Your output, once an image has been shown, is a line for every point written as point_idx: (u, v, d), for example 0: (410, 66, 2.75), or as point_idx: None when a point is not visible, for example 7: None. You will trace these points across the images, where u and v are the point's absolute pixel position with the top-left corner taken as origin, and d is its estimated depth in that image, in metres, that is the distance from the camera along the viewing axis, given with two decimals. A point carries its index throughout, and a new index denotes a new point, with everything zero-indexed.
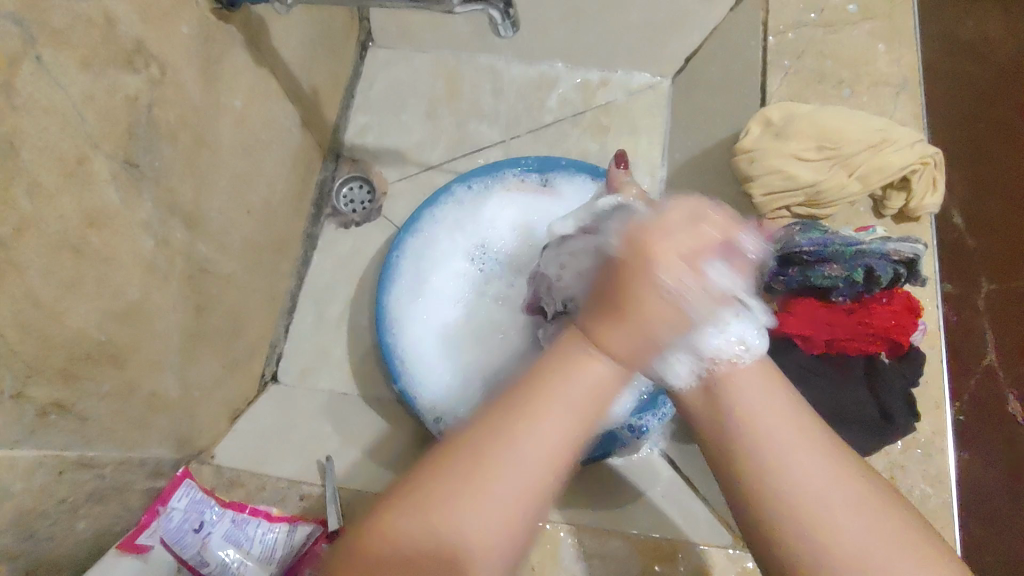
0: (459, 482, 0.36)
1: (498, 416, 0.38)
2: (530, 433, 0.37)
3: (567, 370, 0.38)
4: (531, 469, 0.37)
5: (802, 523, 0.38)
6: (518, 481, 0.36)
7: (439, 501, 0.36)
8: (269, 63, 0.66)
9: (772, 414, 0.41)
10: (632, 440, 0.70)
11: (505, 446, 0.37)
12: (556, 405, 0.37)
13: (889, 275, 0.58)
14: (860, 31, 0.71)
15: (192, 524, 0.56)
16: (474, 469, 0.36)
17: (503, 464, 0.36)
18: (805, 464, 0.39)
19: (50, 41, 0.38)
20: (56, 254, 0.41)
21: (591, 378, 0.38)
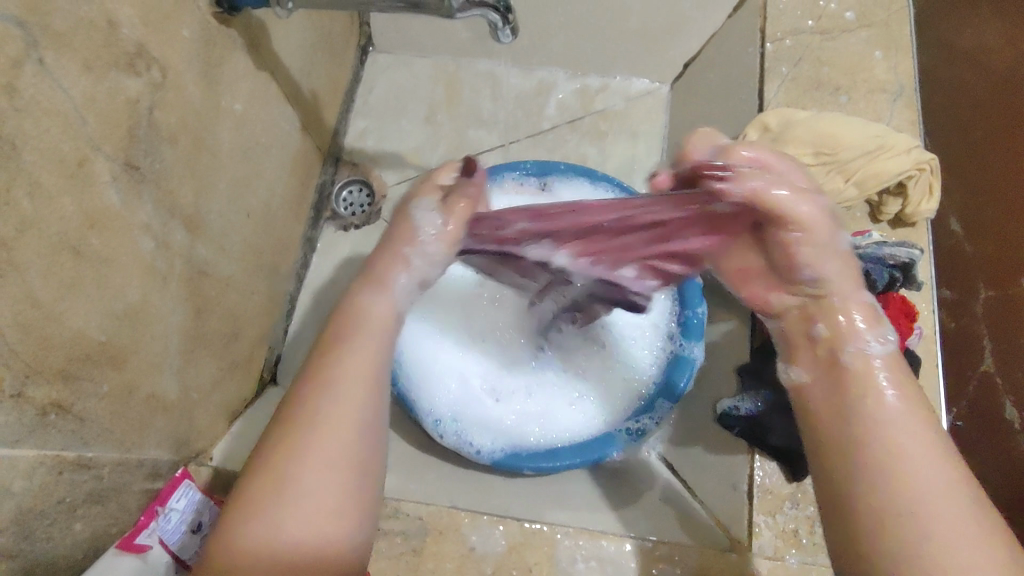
0: (277, 479, 0.42)
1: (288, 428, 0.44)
2: (329, 414, 0.44)
3: (349, 334, 0.47)
4: (333, 437, 0.43)
5: (910, 515, 0.40)
6: (331, 455, 0.43)
7: (265, 510, 0.41)
8: (269, 67, 0.67)
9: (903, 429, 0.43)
10: (628, 443, 0.69)
11: (312, 425, 0.43)
12: (361, 345, 0.47)
13: (885, 279, 0.58)
14: (857, 38, 0.72)
15: (190, 525, 0.57)
16: (286, 465, 0.42)
17: (320, 433, 0.43)
18: (923, 465, 0.41)
19: (51, 44, 0.39)
20: (57, 254, 0.41)
21: (378, 326, 0.48)
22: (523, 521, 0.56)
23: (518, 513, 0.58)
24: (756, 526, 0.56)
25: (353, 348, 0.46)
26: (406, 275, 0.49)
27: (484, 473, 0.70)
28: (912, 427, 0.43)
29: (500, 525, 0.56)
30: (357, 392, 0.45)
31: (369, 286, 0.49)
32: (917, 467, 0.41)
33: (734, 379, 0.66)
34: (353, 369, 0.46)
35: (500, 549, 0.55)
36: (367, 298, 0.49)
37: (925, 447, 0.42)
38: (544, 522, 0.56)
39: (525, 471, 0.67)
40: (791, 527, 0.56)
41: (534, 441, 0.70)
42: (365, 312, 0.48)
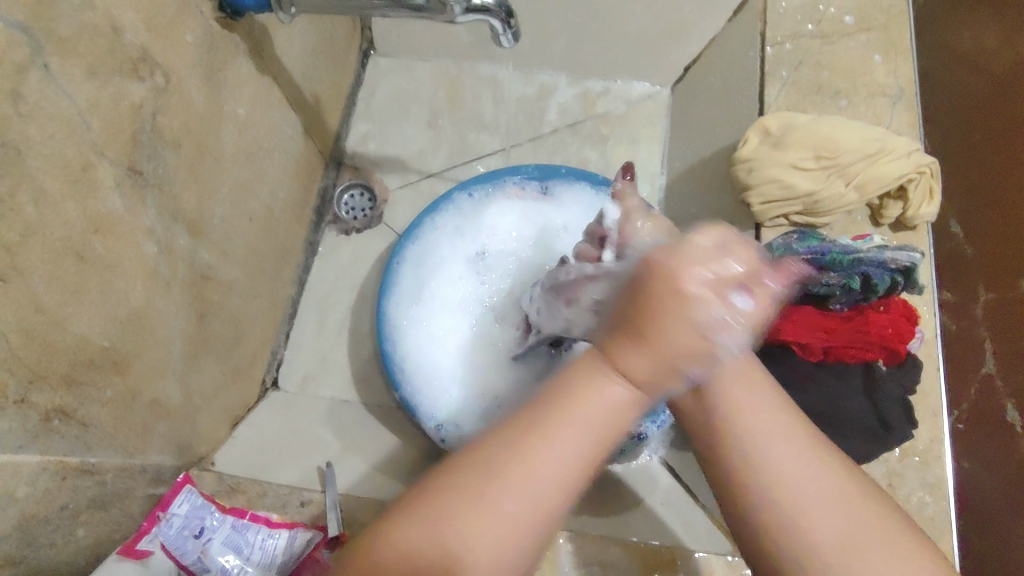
0: (467, 510, 0.38)
1: (483, 466, 0.38)
2: (540, 468, 0.38)
3: (568, 398, 0.38)
4: (542, 496, 0.38)
5: (755, 479, 0.37)
6: (528, 511, 0.38)
7: (446, 520, 0.38)
8: (271, 72, 0.67)
9: (750, 396, 0.39)
10: (631, 446, 0.70)
11: (505, 470, 0.38)
12: (571, 426, 0.38)
13: (886, 283, 0.59)
14: (858, 42, 0.72)
15: (193, 529, 0.56)
16: (466, 501, 0.38)
17: (515, 478, 0.38)
18: (763, 431, 0.38)
19: (56, 49, 0.39)
20: (62, 259, 0.41)
21: (604, 413, 0.38)
22: None
23: None
24: None
25: (572, 417, 0.38)
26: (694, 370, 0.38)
27: None
28: (760, 403, 0.39)
29: None
30: (576, 453, 0.38)
31: (598, 356, 0.38)
32: (779, 451, 0.37)
33: None
34: (565, 446, 0.38)
35: None
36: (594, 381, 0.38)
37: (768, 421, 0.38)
38: (546, 527, 0.56)
39: None
40: None
41: None
42: (587, 395, 0.38)
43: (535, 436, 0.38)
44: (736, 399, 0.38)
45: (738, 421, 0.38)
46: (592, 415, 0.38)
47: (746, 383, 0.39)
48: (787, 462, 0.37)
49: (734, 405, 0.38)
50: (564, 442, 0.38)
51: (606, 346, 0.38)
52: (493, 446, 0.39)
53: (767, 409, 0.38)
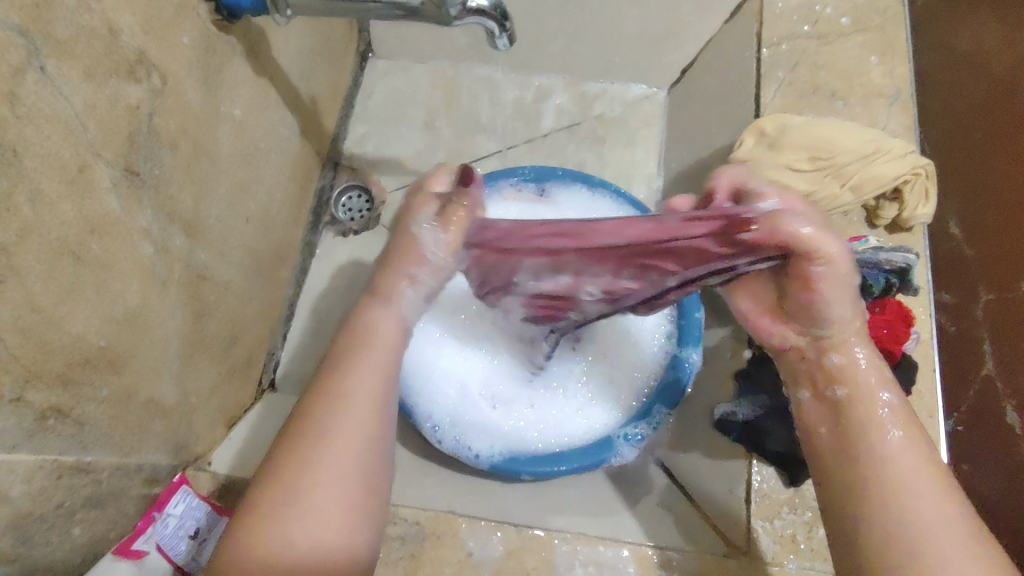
0: (291, 482, 0.40)
1: (297, 428, 0.42)
2: (336, 426, 0.42)
3: (361, 344, 0.45)
4: (351, 441, 0.42)
5: (888, 500, 0.41)
6: (342, 469, 0.41)
7: (285, 498, 0.40)
8: (269, 73, 0.67)
9: (905, 459, 0.43)
10: (627, 449, 0.69)
11: (321, 423, 0.42)
12: (366, 364, 0.44)
13: (881, 284, 0.59)
14: (853, 43, 0.72)
15: (188, 530, 0.56)
16: (295, 464, 0.41)
17: (336, 437, 0.41)
18: (918, 490, 0.41)
19: (53, 52, 0.39)
20: (57, 259, 0.41)
21: (380, 344, 0.46)
22: (521, 527, 0.56)
23: (517, 519, 0.58)
24: (755, 534, 0.55)
25: (369, 354, 0.45)
26: (413, 289, 0.47)
27: (484, 477, 0.70)
28: (915, 461, 0.43)
29: (500, 531, 0.56)
30: (376, 385, 0.44)
31: (377, 304, 0.47)
32: (925, 505, 0.40)
33: (732, 382, 0.66)
34: (366, 380, 0.44)
35: (497, 554, 0.55)
36: (373, 311, 0.47)
37: (918, 474, 0.42)
38: (542, 528, 0.56)
39: (522, 475, 0.67)
40: (788, 532, 0.55)
41: (533, 446, 0.71)
42: (373, 325, 0.46)
43: (339, 384, 0.43)
44: (895, 452, 0.43)
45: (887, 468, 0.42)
46: (383, 343, 0.46)
47: (904, 448, 0.43)
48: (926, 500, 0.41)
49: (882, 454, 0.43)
50: (369, 373, 0.44)
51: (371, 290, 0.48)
52: (306, 403, 0.43)
53: (917, 470, 0.42)
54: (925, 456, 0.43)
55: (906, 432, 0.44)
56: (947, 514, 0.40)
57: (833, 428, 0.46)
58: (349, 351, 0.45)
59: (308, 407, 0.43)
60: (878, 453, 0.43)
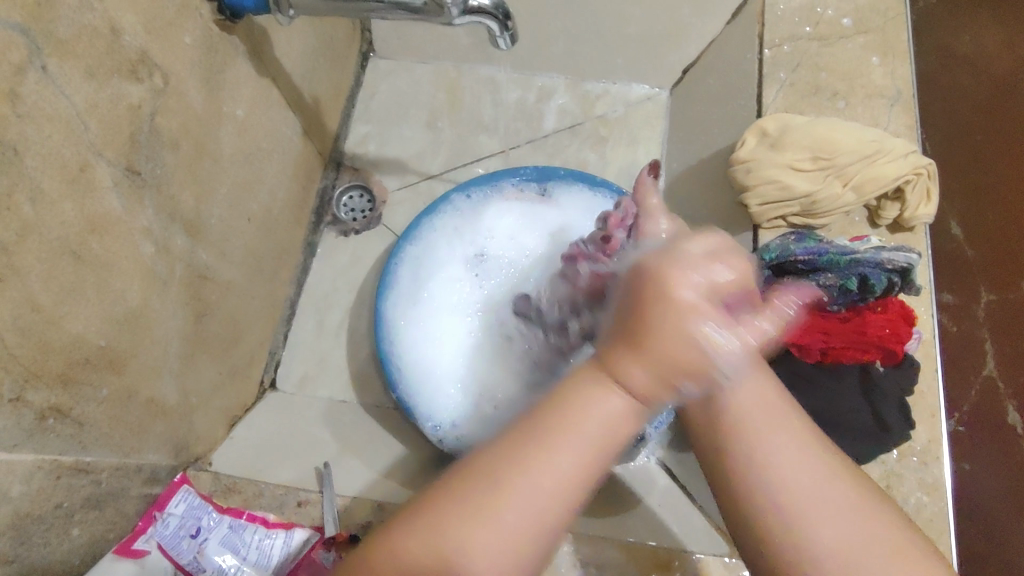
0: (477, 523, 0.36)
1: (482, 466, 0.37)
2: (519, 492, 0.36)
3: (568, 413, 0.37)
4: (545, 495, 0.36)
5: (755, 463, 0.38)
6: (515, 536, 0.36)
7: (454, 528, 0.36)
8: (271, 73, 0.67)
9: (767, 413, 0.39)
10: (627, 447, 0.69)
11: (502, 470, 0.36)
12: (575, 442, 0.36)
13: (883, 283, 0.59)
14: (856, 43, 0.72)
15: (189, 529, 0.55)
16: (475, 504, 0.36)
17: (518, 488, 0.36)
18: (785, 455, 0.38)
19: (55, 51, 0.39)
20: (57, 259, 0.41)
21: (597, 423, 0.36)
22: None
23: None
24: None
25: (575, 427, 0.36)
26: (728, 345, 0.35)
27: None
28: (765, 408, 0.39)
29: None
30: (591, 448, 0.36)
31: (597, 368, 0.37)
32: (784, 461, 0.38)
33: None
34: (566, 448, 0.36)
35: None
36: (587, 385, 0.37)
37: (771, 425, 0.39)
38: None
39: None
40: None
41: None
42: (581, 403, 0.37)
43: (546, 439, 0.36)
44: (753, 411, 0.39)
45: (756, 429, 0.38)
46: (597, 425, 0.36)
47: (764, 402, 0.39)
48: (780, 454, 0.38)
49: (751, 408, 0.39)
50: (578, 438, 0.36)
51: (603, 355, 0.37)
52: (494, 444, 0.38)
53: (782, 428, 0.39)
54: (774, 399, 0.40)
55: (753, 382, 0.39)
56: (803, 460, 0.38)
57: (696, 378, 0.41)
58: (557, 403, 0.37)
59: (513, 449, 0.37)
60: (744, 411, 0.39)
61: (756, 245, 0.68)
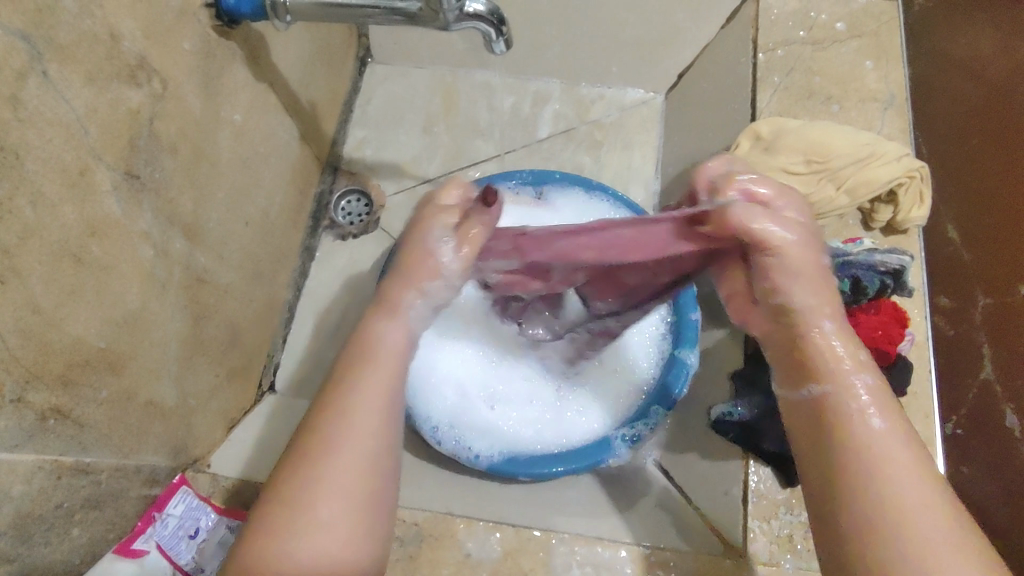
0: (291, 500, 0.38)
1: (298, 447, 0.40)
2: (347, 434, 0.40)
3: (369, 349, 0.42)
4: (361, 446, 0.40)
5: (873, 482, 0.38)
6: (360, 444, 0.40)
7: (291, 510, 0.38)
8: (268, 78, 0.68)
9: (892, 449, 0.39)
10: (623, 449, 0.69)
11: (321, 447, 0.39)
12: (375, 375, 0.41)
13: (876, 285, 0.60)
14: (848, 48, 0.73)
15: (187, 530, 0.56)
16: (297, 485, 0.39)
17: (336, 457, 0.39)
18: (915, 507, 0.37)
19: (55, 56, 0.40)
20: (58, 262, 0.42)
21: (391, 353, 0.42)
22: (517, 528, 0.57)
23: (515, 520, 0.59)
24: (754, 532, 0.55)
25: (371, 367, 0.41)
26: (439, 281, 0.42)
27: (482, 478, 0.71)
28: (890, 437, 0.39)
29: (497, 532, 0.56)
30: (385, 387, 0.41)
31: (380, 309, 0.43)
32: (912, 488, 0.38)
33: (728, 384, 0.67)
34: (369, 395, 0.41)
35: (496, 555, 0.55)
36: (377, 321, 0.43)
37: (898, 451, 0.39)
38: (538, 528, 0.57)
39: (519, 477, 0.68)
40: (785, 532, 0.55)
41: (533, 448, 0.71)
42: (376, 338, 0.42)
43: (351, 390, 0.41)
44: (881, 438, 0.39)
45: (889, 475, 0.38)
46: (392, 355, 0.42)
47: (890, 441, 0.39)
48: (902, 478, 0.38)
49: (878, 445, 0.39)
50: (374, 383, 0.41)
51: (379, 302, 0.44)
52: (318, 401, 0.42)
53: (907, 458, 0.39)
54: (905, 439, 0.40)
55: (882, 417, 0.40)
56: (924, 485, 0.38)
57: (812, 426, 0.41)
58: (356, 356, 0.42)
59: (319, 417, 0.40)
60: (869, 442, 0.39)
61: None
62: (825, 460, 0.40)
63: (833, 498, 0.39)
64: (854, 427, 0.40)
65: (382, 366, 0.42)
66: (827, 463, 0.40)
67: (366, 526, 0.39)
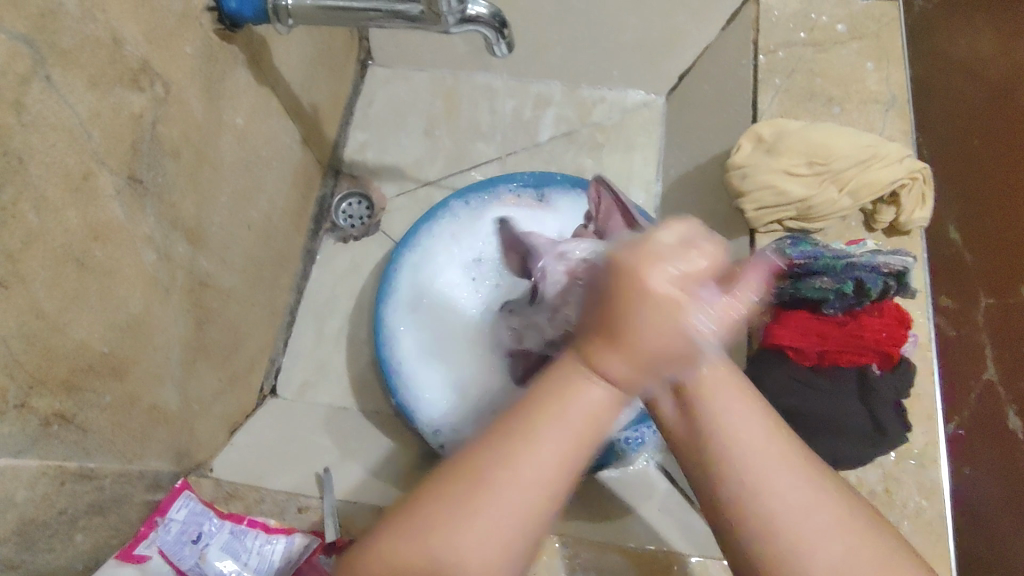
0: (449, 492, 0.35)
1: (460, 463, 0.36)
2: (517, 475, 0.35)
3: (556, 395, 0.35)
4: (531, 483, 0.35)
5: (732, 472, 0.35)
6: (524, 478, 0.35)
7: (446, 507, 0.35)
8: (270, 82, 0.68)
9: (751, 431, 0.36)
10: (629, 452, 0.71)
11: (494, 464, 0.35)
12: (559, 429, 0.35)
13: (880, 287, 0.59)
14: (849, 50, 0.73)
15: (190, 535, 0.56)
16: (456, 496, 0.35)
17: (500, 481, 0.35)
18: (779, 488, 0.34)
19: (59, 61, 0.40)
20: (62, 266, 0.42)
21: (587, 414, 0.35)
22: None
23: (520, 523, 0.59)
24: None
25: (560, 411, 0.35)
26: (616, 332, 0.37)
27: None
28: (745, 416, 0.36)
29: None
30: (571, 436, 0.35)
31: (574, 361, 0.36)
32: (779, 478, 0.35)
33: None
34: (546, 443, 0.35)
35: None
36: (569, 372, 0.36)
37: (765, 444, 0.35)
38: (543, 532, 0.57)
39: None
40: None
41: None
42: (569, 387, 0.35)
43: (531, 421, 0.36)
44: (742, 431, 0.35)
45: (739, 455, 0.35)
46: (579, 412, 0.35)
47: (747, 415, 0.36)
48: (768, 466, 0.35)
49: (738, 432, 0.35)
50: (560, 426, 0.35)
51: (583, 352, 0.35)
52: (499, 421, 0.37)
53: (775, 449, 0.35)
54: (766, 419, 0.36)
55: (739, 401, 0.36)
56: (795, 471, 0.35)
57: (686, 418, 0.37)
58: (541, 394, 0.36)
59: (499, 428, 0.37)
60: (731, 430, 0.35)
61: (754, 249, 0.69)
62: (692, 443, 0.37)
63: (700, 475, 0.36)
64: (717, 412, 0.36)
65: (557, 416, 0.35)
66: (693, 458, 0.37)
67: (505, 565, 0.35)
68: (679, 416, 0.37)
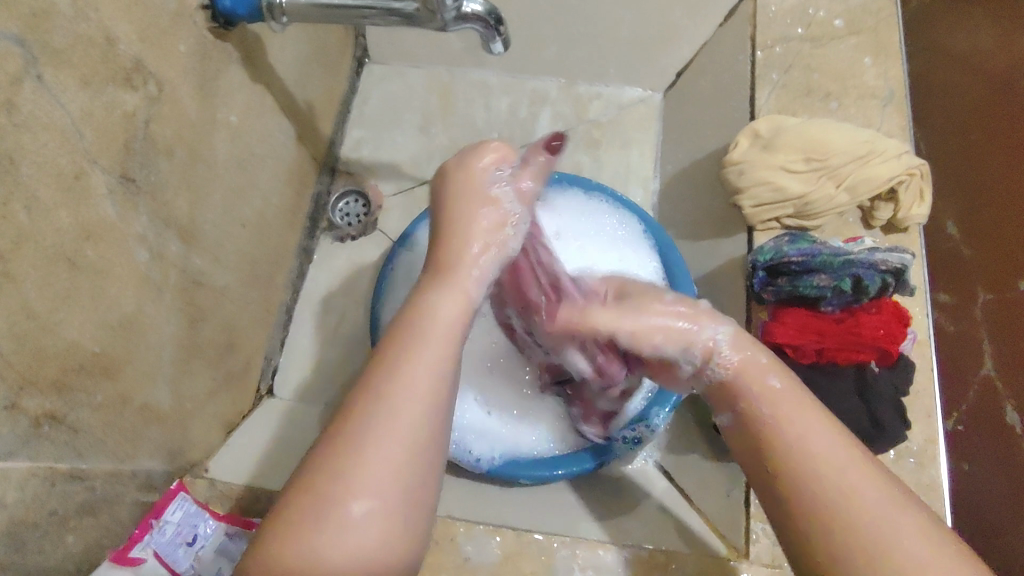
0: (336, 471, 0.37)
1: (337, 428, 0.38)
2: (386, 424, 0.38)
3: (423, 315, 0.42)
4: (404, 430, 0.38)
5: (808, 480, 0.39)
6: (403, 419, 0.38)
7: (328, 481, 0.36)
8: (264, 79, 0.68)
9: (824, 442, 0.40)
10: (624, 450, 0.70)
11: (369, 416, 0.38)
12: (426, 352, 0.40)
13: (877, 284, 0.59)
14: (847, 45, 0.73)
15: (185, 537, 0.56)
16: (339, 466, 0.37)
17: (373, 441, 0.37)
18: (867, 499, 0.37)
19: (50, 60, 0.39)
20: (53, 266, 0.41)
21: (444, 329, 0.41)
22: (518, 531, 0.56)
23: (516, 522, 0.59)
24: (754, 534, 0.55)
25: (425, 341, 0.41)
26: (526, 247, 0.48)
27: (482, 482, 0.71)
28: (820, 433, 0.40)
29: (497, 535, 0.56)
30: (439, 365, 0.40)
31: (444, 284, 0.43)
32: (853, 478, 0.38)
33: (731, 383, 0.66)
34: (415, 379, 0.39)
35: (495, 558, 0.55)
36: (435, 291, 0.43)
37: (839, 450, 0.39)
38: (539, 531, 0.56)
39: (520, 480, 0.68)
40: None
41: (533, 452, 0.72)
42: (432, 309, 0.42)
43: (401, 361, 0.40)
44: (810, 438, 0.40)
45: (827, 469, 0.39)
46: (444, 328, 0.41)
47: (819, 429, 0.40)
48: (850, 479, 0.38)
49: (807, 446, 0.40)
50: (428, 356, 0.40)
51: (439, 272, 0.44)
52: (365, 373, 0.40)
53: (843, 453, 0.39)
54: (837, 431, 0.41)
55: (812, 417, 0.41)
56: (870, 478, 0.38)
57: (747, 439, 0.42)
58: (408, 330, 0.41)
59: (372, 378, 0.40)
60: (799, 447, 0.40)
61: (751, 247, 0.68)
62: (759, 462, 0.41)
63: (785, 509, 0.39)
64: (774, 425, 0.41)
65: (422, 335, 0.41)
66: (767, 482, 0.41)
67: (395, 512, 0.37)
68: (745, 442, 0.43)
